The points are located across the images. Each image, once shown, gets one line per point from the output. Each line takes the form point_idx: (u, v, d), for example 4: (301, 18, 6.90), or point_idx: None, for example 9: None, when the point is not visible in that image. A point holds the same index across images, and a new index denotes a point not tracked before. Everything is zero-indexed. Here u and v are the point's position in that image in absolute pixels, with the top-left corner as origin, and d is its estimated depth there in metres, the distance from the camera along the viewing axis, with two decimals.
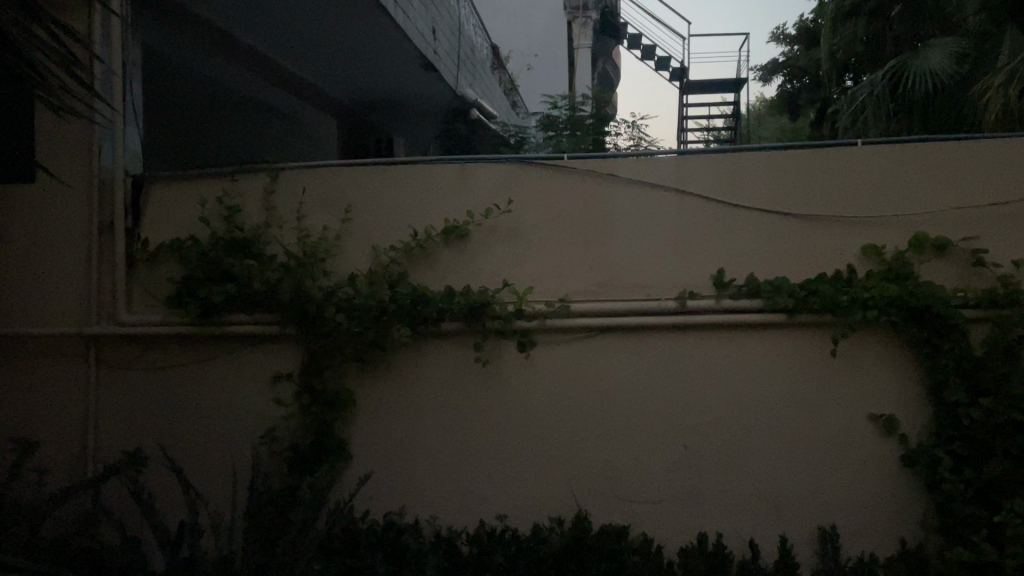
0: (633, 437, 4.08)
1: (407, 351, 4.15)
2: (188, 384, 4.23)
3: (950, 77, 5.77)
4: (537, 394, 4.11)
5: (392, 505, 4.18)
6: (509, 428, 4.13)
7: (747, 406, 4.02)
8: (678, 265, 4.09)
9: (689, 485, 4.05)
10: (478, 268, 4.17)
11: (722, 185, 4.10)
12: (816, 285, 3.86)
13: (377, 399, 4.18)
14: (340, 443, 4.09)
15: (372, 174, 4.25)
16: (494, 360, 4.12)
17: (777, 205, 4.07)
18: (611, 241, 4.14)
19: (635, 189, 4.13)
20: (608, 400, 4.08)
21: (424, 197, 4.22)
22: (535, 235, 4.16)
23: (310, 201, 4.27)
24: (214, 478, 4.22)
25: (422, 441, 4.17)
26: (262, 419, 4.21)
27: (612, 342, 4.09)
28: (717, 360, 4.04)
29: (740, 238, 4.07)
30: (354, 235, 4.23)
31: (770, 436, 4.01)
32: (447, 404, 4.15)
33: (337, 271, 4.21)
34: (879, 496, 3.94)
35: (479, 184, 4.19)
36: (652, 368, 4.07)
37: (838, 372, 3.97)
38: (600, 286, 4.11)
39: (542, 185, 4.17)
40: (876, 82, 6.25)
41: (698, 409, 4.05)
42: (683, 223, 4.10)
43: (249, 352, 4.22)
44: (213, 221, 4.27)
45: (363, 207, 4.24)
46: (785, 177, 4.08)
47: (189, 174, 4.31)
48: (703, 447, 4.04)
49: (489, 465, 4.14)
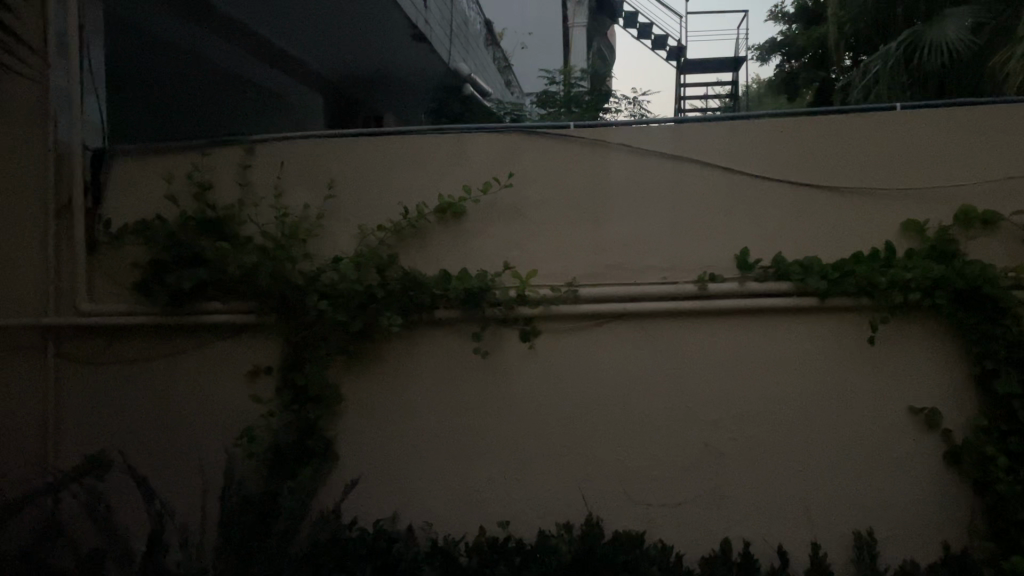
0: (649, 436, 3.70)
1: (399, 341, 3.77)
2: (157, 379, 3.83)
3: (967, 48, 5.34)
4: (542, 389, 3.73)
5: (384, 512, 3.80)
6: (512, 427, 3.74)
7: (775, 399, 3.65)
8: (696, 245, 3.70)
9: (711, 488, 3.68)
10: (476, 250, 3.77)
11: (746, 156, 3.71)
12: (851, 265, 3.49)
13: (366, 395, 3.80)
14: (327, 444, 3.71)
15: (358, 146, 3.85)
16: (494, 351, 3.74)
17: (806, 177, 3.68)
18: (621, 218, 3.74)
19: (649, 160, 3.74)
20: (621, 394, 3.71)
21: (415, 170, 3.82)
22: (539, 213, 3.77)
23: (289, 177, 3.86)
24: (186, 484, 3.83)
25: (416, 442, 3.78)
26: (239, 418, 3.81)
27: (624, 330, 3.71)
28: (741, 349, 3.66)
29: (766, 213, 3.68)
30: (339, 214, 3.83)
31: (801, 432, 3.63)
32: (443, 400, 3.77)
33: (321, 254, 3.81)
34: (920, 497, 3.59)
35: (476, 157, 3.80)
36: (670, 358, 3.69)
37: (876, 360, 3.60)
38: (611, 269, 3.73)
39: (546, 157, 3.77)
40: (891, 53, 5.76)
41: (721, 402, 3.67)
42: (702, 199, 3.71)
43: (225, 344, 3.82)
44: (182, 199, 3.87)
45: (347, 182, 3.84)
46: (816, 146, 3.69)
47: (157, 147, 3.90)
48: (727, 445, 3.67)
49: (490, 467, 3.76)
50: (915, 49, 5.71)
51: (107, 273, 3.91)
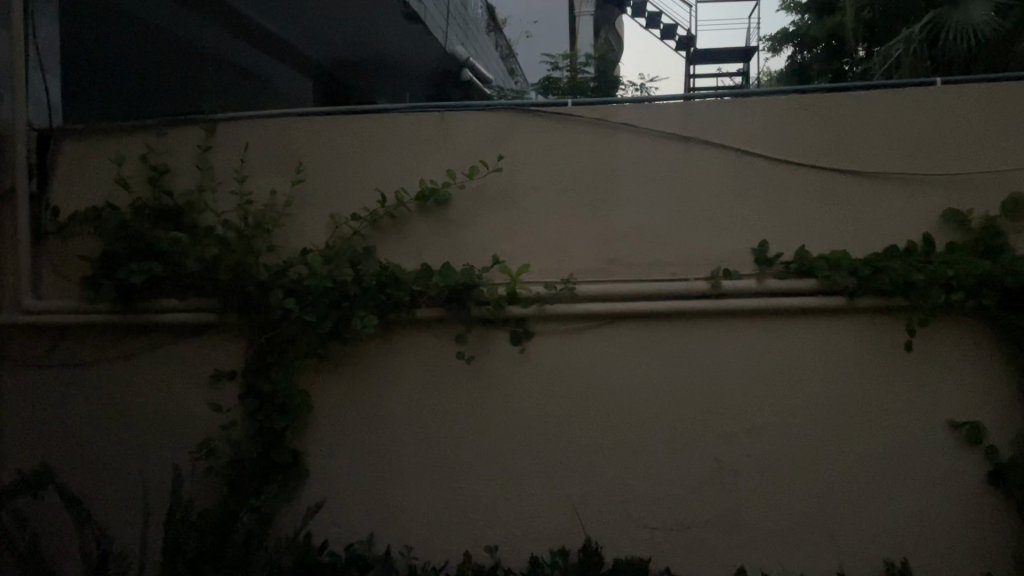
0: (655, 451, 3.30)
1: (375, 344, 3.38)
2: (108, 385, 3.45)
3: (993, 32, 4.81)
4: (535, 397, 3.33)
5: (359, 534, 3.41)
6: (502, 441, 3.35)
7: (797, 411, 3.24)
8: (709, 237, 3.29)
9: (725, 510, 3.28)
10: (462, 242, 3.37)
11: (765, 137, 3.30)
12: (883, 260, 3.08)
13: (338, 403, 3.41)
14: (295, 458, 3.33)
15: (331, 127, 3.45)
16: (482, 356, 3.34)
17: (833, 161, 3.27)
18: (623, 206, 3.33)
19: (655, 142, 3.33)
20: (625, 403, 3.30)
21: (394, 153, 3.42)
22: (532, 201, 3.36)
23: (255, 161, 3.47)
24: (138, 501, 3.44)
25: (395, 456, 3.39)
26: (198, 429, 3.42)
27: (626, 332, 3.30)
28: (758, 354, 3.25)
29: (789, 201, 3.27)
30: (309, 201, 3.43)
31: (826, 448, 3.23)
32: (426, 410, 3.37)
33: (290, 246, 3.42)
34: (960, 522, 3.19)
35: (463, 138, 3.40)
36: (679, 364, 3.28)
37: (912, 367, 3.18)
38: (612, 264, 3.33)
39: (540, 139, 3.37)
40: (914, 36, 5.24)
41: (736, 414, 3.26)
42: (716, 185, 3.30)
43: (182, 346, 3.44)
44: (136, 185, 3.48)
45: (319, 167, 3.44)
46: (845, 127, 3.28)
47: (109, 126, 3.51)
48: (743, 462, 3.27)
49: (477, 486, 3.36)
50: (939, 31, 5.17)
51: (55, 267, 3.52)
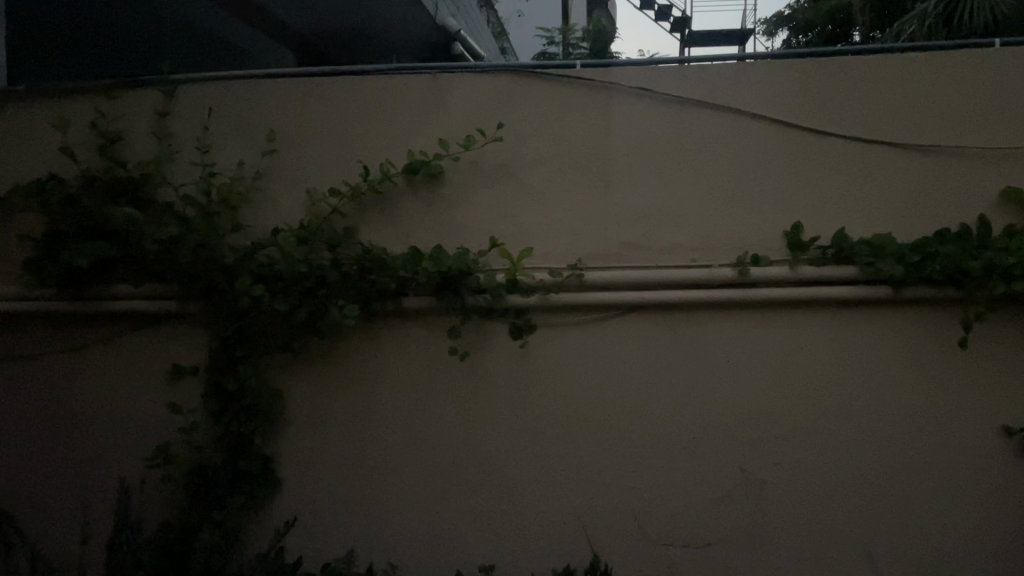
0: (672, 458, 2.93)
1: (356, 337, 3.00)
2: (54, 381, 3.05)
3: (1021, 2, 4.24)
4: (537, 397, 2.96)
5: (337, 550, 3.03)
6: (499, 447, 2.97)
7: (833, 414, 2.88)
8: (734, 218, 2.91)
9: (750, 526, 2.91)
10: (455, 222, 2.98)
11: (800, 104, 2.92)
12: (934, 245, 2.73)
13: (314, 403, 3.02)
14: (265, 465, 2.95)
15: (307, 90, 3.04)
16: (477, 351, 2.96)
17: (875, 132, 2.90)
18: (637, 183, 2.95)
19: (675, 110, 2.95)
20: (638, 405, 2.93)
21: (379, 121, 3.02)
22: (535, 176, 2.97)
23: (220, 128, 3.05)
24: (86, 513, 3.03)
25: (378, 463, 3.00)
26: (153, 431, 3.01)
27: (640, 324, 2.93)
28: (790, 350, 2.88)
29: (825, 177, 2.90)
30: (281, 174, 3.03)
31: (865, 457, 2.87)
32: (414, 411, 2.99)
33: (259, 225, 3.01)
34: (1013, 540, 2.84)
35: (458, 105, 3.00)
36: (700, 361, 2.91)
37: (962, 366, 2.83)
38: (624, 248, 2.94)
39: (545, 105, 2.98)
40: (930, 10, 4.62)
41: (764, 417, 2.89)
42: (744, 158, 2.92)
43: (137, 337, 3.04)
44: (86, 153, 3.06)
45: (293, 135, 3.04)
46: (888, 94, 2.91)
47: (55, 87, 3.08)
48: (770, 472, 2.90)
49: (471, 496, 2.98)
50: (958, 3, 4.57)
51: None
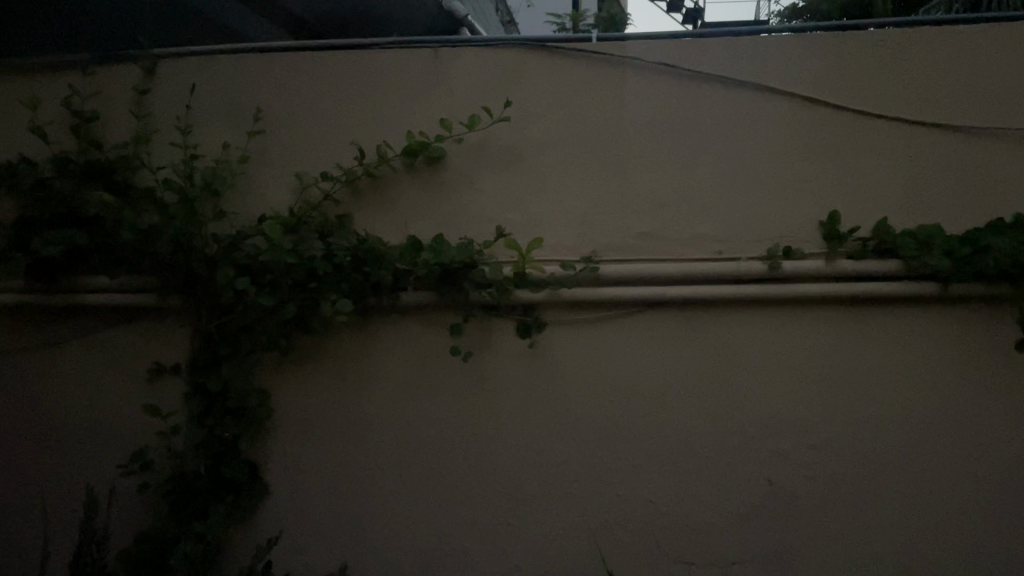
0: (694, 469, 2.66)
1: (350, 335, 2.77)
2: (24, 380, 2.82)
3: None
4: (546, 400, 2.71)
5: (326, 567, 2.77)
6: (504, 454, 2.72)
7: (872, 421, 2.62)
8: (762, 207, 2.66)
9: (779, 545, 2.63)
10: (457, 210, 2.74)
11: (835, 82, 2.68)
12: (985, 237, 2.47)
13: (304, 406, 2.78)
14: (250, 472, 2.71)
15: (299, 66, 2.81)
16: (481, 351, 2.72)
17: (917, 113, 2.64)
18: (656, 168, 2.70)
19: (697, 88, 2.70)
20: (657, 410, 2.67)
21: (376, 99, 2.77)
22: (545, 160, 2.72)
23: (203, 106, 2.81)
24: (53, 525, 2.78)
25: (372, 471, 2.76)
26: (130, 436, 2.77)
27: (659, 323, 2.69)
28: (824, 352, 2.63)
29: (864, 162, 2.64)
30: (269, 157, 2.78)
31: (907, 469, 2.60)
32: (411, 415, 2.75)
33: (245, 212, 2.77)
34: None
35: (461, 82, 2.76)
36: (725, 362, 2.66)
37: (1013, 369, 2.58)
38: (643, 239, 2.69)
39: (555, 82, 2.74)
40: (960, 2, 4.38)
41: (796, 424, 2.63)
42: (775, 140, 2.67)
43: (115, 333, 2.81)
44: (61, 134, 2.83)
45: (281, 114, 2.79)
46: (931, 73, 2.66)
47: (27, 63, 2.85)
48: (802, 485, 2.63)
49: (473, 509, 2.72)
50: None
51: None
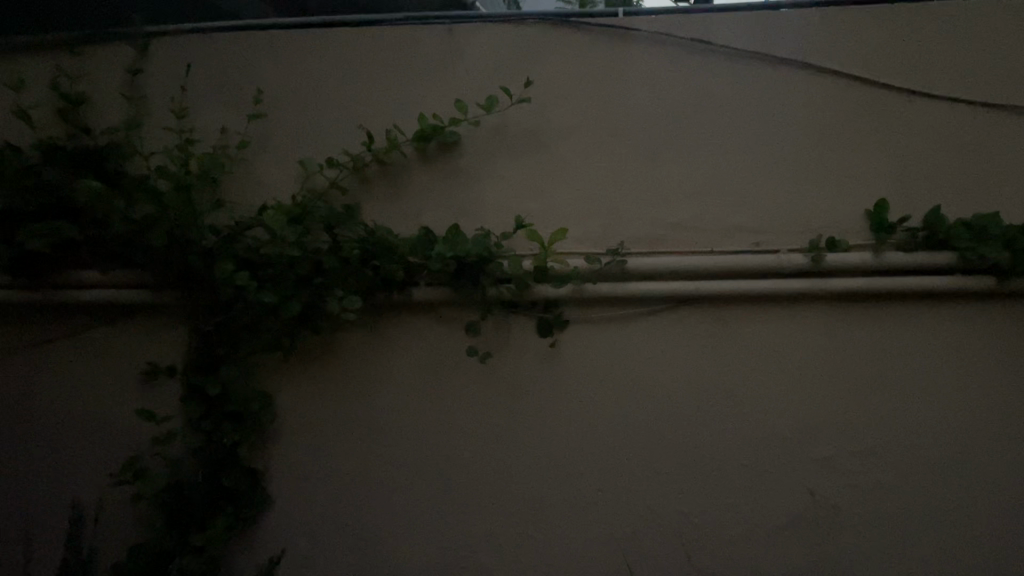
0: (729, 478, 2.47)
1: (359, 334, 2.58)
2: (12, 383, 2.63)
3: None
4: (570, 403, 2.52)
5: None
6: (523, 461, 2.53)
7: (922, 427, 2.42)
8: (802, 195, 2.48)
9: (823, 560, 2.43)
10: (472, 199, 2.54)
11: (880, 60, 2.49)
12: None
13: (310, 411, 2.60)
14: (252, 481, 2.52)
15: (302, 43, 2.61)
16: (499, 350, 2.54)
17: (968, 92, 2.47)
18: (687, 152, 2.51)
19: (732, 66, 2.52)
20: (689, 415, 2.48)
21: (385, 80, 2.58)
22: (567, 145, 2.53)
23: (200, 88, 2.62)
24: (41, 537, 2.59)
25: (383, 478, 2.57)
26: (124, 442, 2.59)
27: (690, 320, 2.50)
28: (869, 352, 2.44)
29: (911, 146, 2.47)
30: (270, 143, 2.59)
31: (961, 478, 2.40)
32: (424, 419, 2.56)
33: (245, 202, 2.58)
34: None
35: (477, 61, 2.56)
36: (763, 363, 2.47)
37: None
38: (674, 230, 2.50)
39: (578, 60, 2.54)
40: None
41: (840, 430, 2.44)
42: (816, 123, 2.49)
43: (109, 332, 2.62)
44: (50, 119, 2.64)
45: (283, 96, 2.60)
46: (983, 48, 2.48)
47: (13, 42, 2.66)
48: (847, 495, 2.43)
49: (490, 521, 2.53)
50: None
51: None
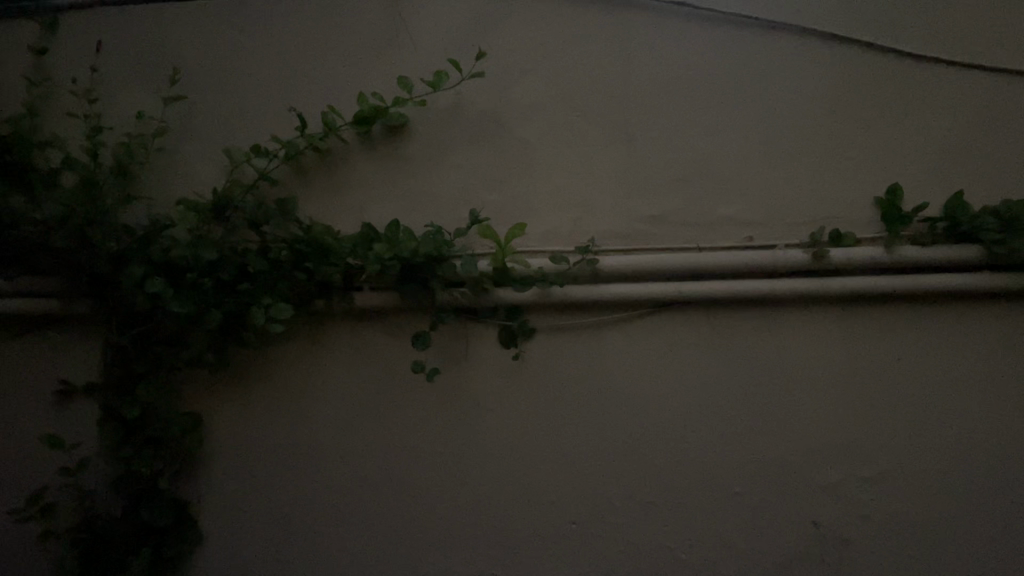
0: (723, 509, 2.12)
1: (296, 346, 2.27)
2: None
3: None
4: (537, 423, 2.19)
5: None
6: (481, 488, 2.20)
7: (942, 446, 2.09)
8: (799, 180, 2.15)
9: None
10: (420, 190, 2.21)
11: (887, 24, 2.18)
12: None
13: (241, 434, 2.27)
14: (176, 514, 2.19)
15: (229, 16, 2.30)
16: (453, 363, 2.21)
17: (984, 62, 2.16)
18: (667, 133, 2.18)
19: (717, 33, 2.20)
20: (675, 434, 2.15)
21: (323, 55, 2.26)
22: (528, 126, 2.20)
23: (114, 69, 2.30)
24: None
25: (323, 510, 2.24)
26: (35, 472, 2.27)
27: (674, 327, 2.17)
28: (879, 361, 2.12)
29: (923, 123, 2.16)
30: (193, 129, 2.27)
31: (988, 503, 2.07)
32: (370, 440, 2.24)
33: (165, 197, 2.26)
34: None
35: (426, 31, 2.24)
36: (760, 375, 2.14)
37: None
38: (655, 223, 2.17)
39: (542, 29, 2.23)
40: None
41: (848, 453, 2.11)
42: (814, 97, 2.17)
43: (18, 348, 2.32)
44: None
45: (207, 76, 2.28)
46: (998, 14, 2.18)
47: None
48: (858, 526, 2.08)
49: (447, 559, 2.19)
50: None
51: None
